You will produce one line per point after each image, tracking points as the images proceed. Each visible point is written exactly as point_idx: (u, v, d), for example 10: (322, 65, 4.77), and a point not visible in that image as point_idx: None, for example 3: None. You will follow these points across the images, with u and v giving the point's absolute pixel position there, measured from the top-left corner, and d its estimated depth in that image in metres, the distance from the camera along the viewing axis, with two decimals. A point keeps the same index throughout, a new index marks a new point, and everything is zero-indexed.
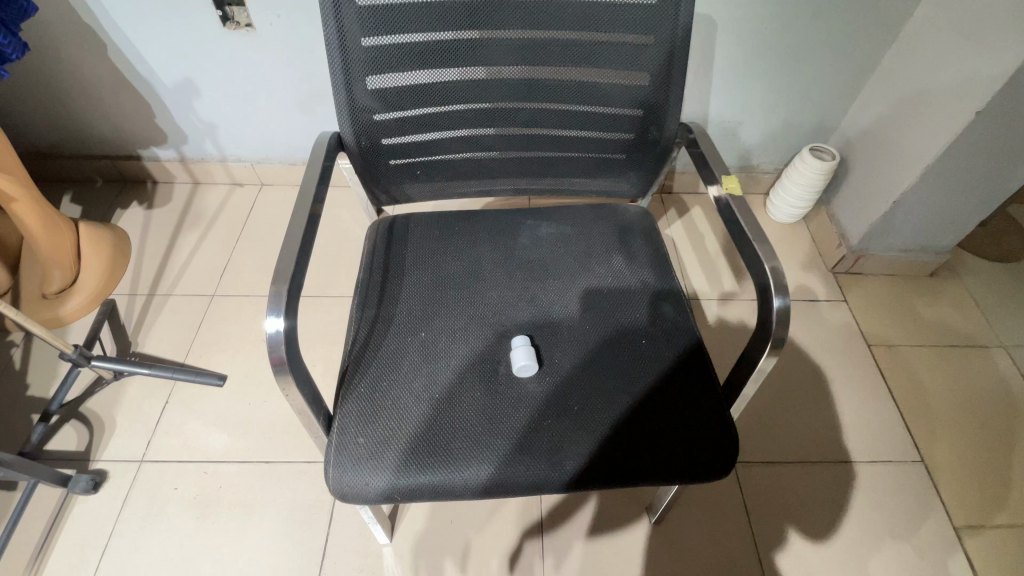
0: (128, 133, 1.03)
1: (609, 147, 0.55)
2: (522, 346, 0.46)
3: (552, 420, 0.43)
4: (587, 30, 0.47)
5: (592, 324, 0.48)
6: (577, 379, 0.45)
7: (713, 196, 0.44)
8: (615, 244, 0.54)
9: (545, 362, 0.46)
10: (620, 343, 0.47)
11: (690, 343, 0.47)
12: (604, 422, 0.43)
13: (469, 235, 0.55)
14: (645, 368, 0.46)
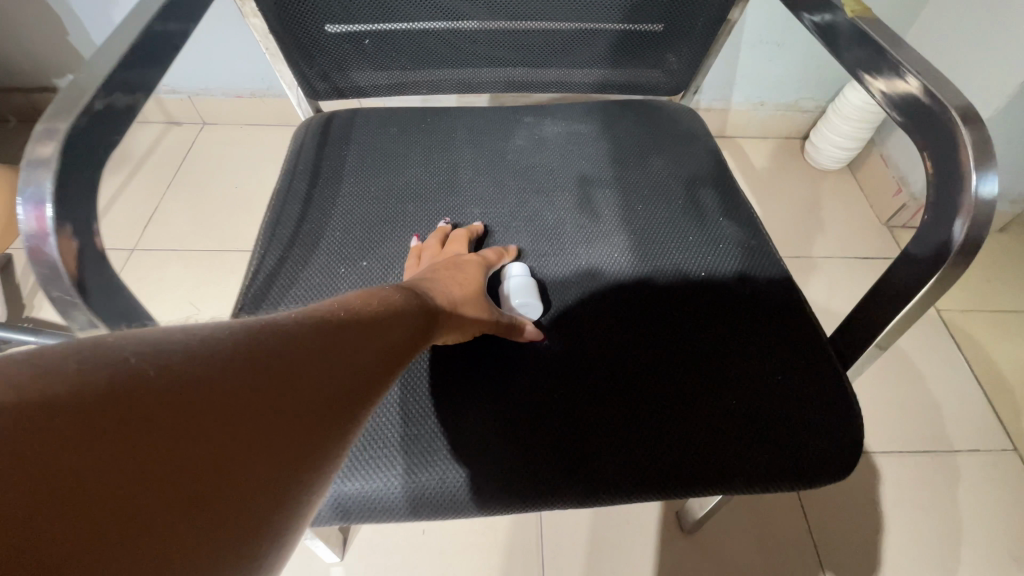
0: (38, 57, 0.85)
1: (645, 10, 0.38)
2: (520, 275, 0.32)
3: (561, 390, 0.28)
4: None
5: (619, 253, 0.33)
6: (599, 332, 0.30)
7: (834, 35, 0.30)
8: (649, 145, 0.39)
9: (549, 308, 0.31)
10: (663, 281, 0.32)
11: (777, 297, 0.31)
12: (642, 397, 0.28)
13: (441, 131, 0.38)
14: (701, 314, 0.30)
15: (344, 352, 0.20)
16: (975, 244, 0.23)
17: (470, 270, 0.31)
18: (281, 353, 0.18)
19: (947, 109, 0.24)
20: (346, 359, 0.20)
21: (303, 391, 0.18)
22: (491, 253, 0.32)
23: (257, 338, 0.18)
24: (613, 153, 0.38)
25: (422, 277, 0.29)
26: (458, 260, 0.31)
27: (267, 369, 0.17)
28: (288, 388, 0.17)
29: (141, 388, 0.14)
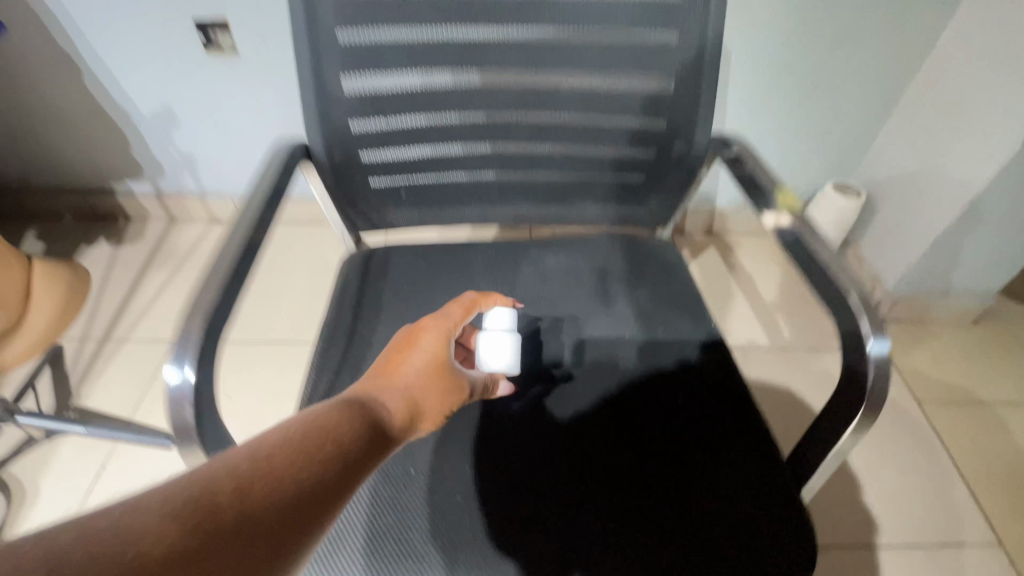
0: (103, 166, 0.96)
1: (628, 166, 0.47)
2: (502, 328, 0.40)
3: (530, 475, 0.35)
4: (600, 30, 0.40)
5: (608, 365, 0.40)
6: (593, 437, 0.37)
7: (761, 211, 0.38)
8: (634, 271, 0.46)
9: (548, 409, 0.38)
10: (646, 391, 0.39)
11: (715, 400, 0.38)
12: (611, 499, 0.34)
13: (463, 264, 0.46)
14: (678, 422, 0.37)
15: (343, 441, 0.26)
16: (882, 395, 0.29)
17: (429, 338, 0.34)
18: (290, 451, 0.24)
19: (842, 291, 0.31)
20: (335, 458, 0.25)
21: (310, 473, 0.24)
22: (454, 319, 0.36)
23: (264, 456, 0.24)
24: (605, 281, 0.46)
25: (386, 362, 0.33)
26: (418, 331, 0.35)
27: (280, 462, 0.24)
28: (297, 475, 0.24)
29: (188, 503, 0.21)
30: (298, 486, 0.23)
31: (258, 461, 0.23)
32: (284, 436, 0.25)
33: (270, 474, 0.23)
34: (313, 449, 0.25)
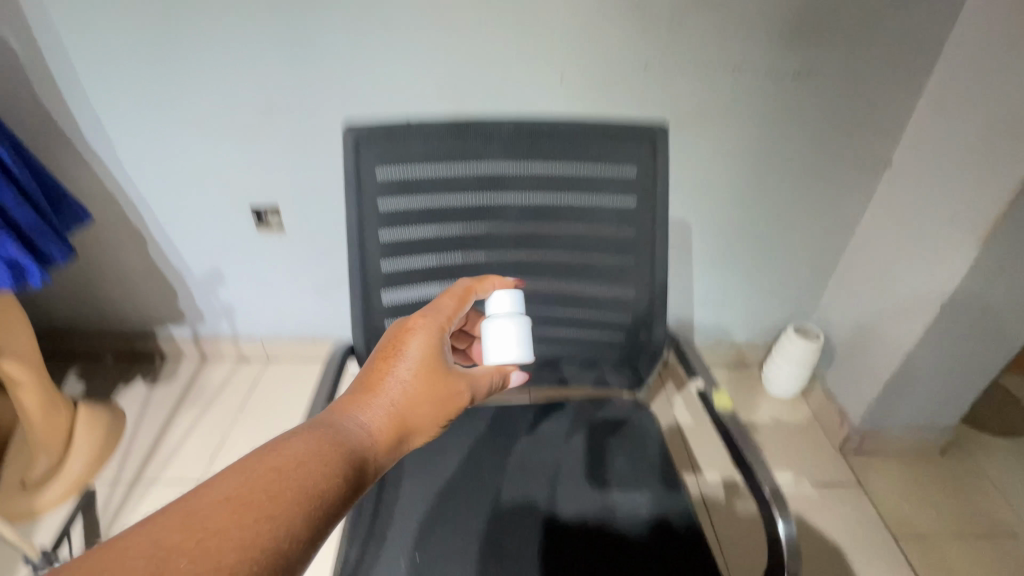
0: (148, 315, 1.08)
1: (604, 345, 0.60)
2: (506, 317, 0.44)
3: None
4: (575, 253, 0.55)
5: (602, 526, 0.53)
6: None
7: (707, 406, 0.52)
8: (623, 444, 0.60)
9: (557, 561, 0.50)
10: (630, 553, 0.51)
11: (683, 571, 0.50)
12: None
13: (466, 438, 0.60)
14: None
15: (305, 472, 0.30)
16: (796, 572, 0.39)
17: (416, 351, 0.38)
18: (231, 512, 0.27)
19: (758, 480, 0.43)
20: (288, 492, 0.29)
21: (261, 530, 0.27)
22: (441, 319, 0.40)
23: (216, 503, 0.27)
24: (598, 451, 0.60)
25: (373, 369, 0.37)
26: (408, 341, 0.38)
27: (220, 527, 0.26)
28: (239, 538, 0.26)
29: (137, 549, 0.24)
30: (240, 549, 0.26)
31: (193, 530, 0.26)
32: (240, 487, 0.28)
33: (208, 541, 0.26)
34: (273, 496, 0.28)
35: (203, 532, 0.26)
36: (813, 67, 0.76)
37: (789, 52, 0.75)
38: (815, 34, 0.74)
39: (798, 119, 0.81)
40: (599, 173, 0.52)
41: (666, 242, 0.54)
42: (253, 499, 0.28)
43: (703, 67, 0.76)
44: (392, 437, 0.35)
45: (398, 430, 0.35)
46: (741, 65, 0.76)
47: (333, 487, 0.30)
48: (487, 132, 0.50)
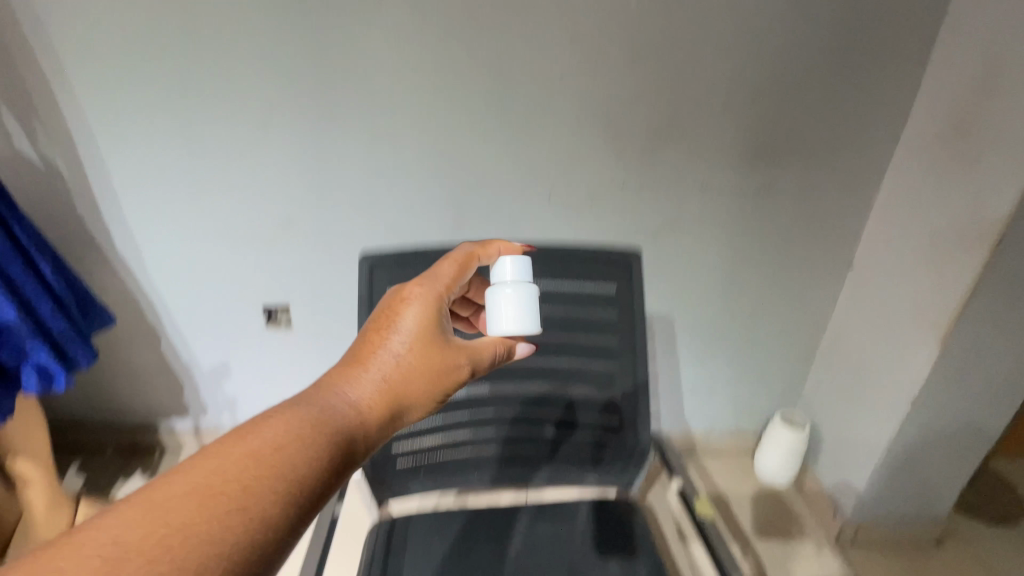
0: (155, 408, 1.11)
1: (594, 445, 0.64)
2: (511, 283, 0.48)
3: None
4: (564, 359, 0.61)
5: None
6: None
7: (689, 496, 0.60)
8: (618, 548, 0.62)
9: None
10: None
11: None
12: None
13: (463, 541, 0.62)
14: None
15: (283, 454, 0.33)
16: None
17: (403, 331, 0.43)
18: (202, 499, 0.30)
19: None
20: (260, 478, 0.32)
21: (242, 507, 0.30)
22: (432, 293, 0.45)
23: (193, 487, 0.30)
24: (593, 555, 0.61)
25: (368, 343, 0.42)
26: (396, 321, 0.44)
27: (192, 513, 0.29)
28: (218, 517, 0.30)
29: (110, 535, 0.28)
30: (219, 526, 0.29)
31: (162, 518, 0.29)
32: (218, 472, 0.31)
33: (184, 523, 0.29)
34: (257, 473, 0.32)
35: (178, 516, 0.29)
36: (772, 183, 0.87)
37: (750, 171, 0.86)
38: (770, 157, 0.85)
39: (762, 227, 0.91)
40: (582, 288, 0.59)
41: (646, 350, 0.60)
42: (225, 488, 0.31)
43: (676, 184, 0.87)
44: (379, 409, 0.39)
45: (386, 402, 0.40)
46: (709, 182, 0.87)
47: (315, 469, 0.34)
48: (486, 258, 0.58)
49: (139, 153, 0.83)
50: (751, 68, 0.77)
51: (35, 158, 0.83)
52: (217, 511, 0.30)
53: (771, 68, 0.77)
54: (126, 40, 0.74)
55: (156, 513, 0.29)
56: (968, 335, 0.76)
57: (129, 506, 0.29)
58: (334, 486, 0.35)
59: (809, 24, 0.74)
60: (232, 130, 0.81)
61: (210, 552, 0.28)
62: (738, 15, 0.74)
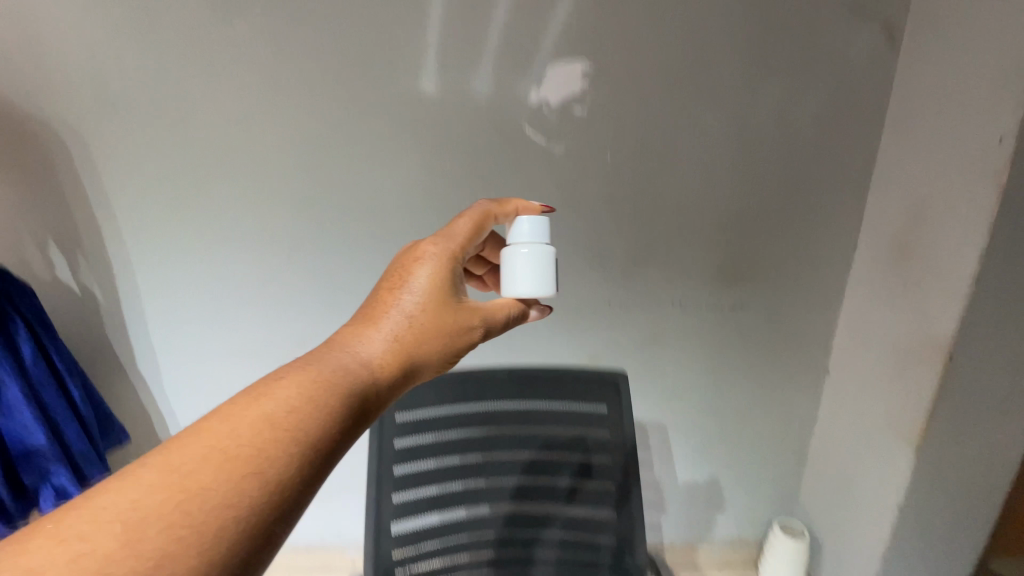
0: None
1: (593, 566, 0.67)
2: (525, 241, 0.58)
3: None
4: (562, 476, 0.67)
5: None
6: None
7: None
8: None
9: None
10: None
11: None
12: None
13: None
14: None
15: (295, 414, 0.40)
16: None
17: (410, 297, 0.51)
18: (220, 461, 0.36)
19: None
20: (272, 437, 0.38)
21: (256, 470, 0.37)
22: (440, 255, 0.54)
23: (213, 450, 0.37)
24: None
25: (386, 300, 0.51)
26: (403, 289, 0.51)
27: (208, 479, 0.35)
28: (232, 480, 0.36)
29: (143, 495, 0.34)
30: (230, 490, 0.35)
31: (185, 481, 0.35)
32: (237, 434, 0.38)
33: (198, 490, 0.35)
34: (269, 436, 0.38)
35: (195, 483, 0.35)
36: (744, 301, 0.97)
37: (722, 292, 0.96)
38: (738, 280, 0.95)
39: (739, 341, 1.00)
40: (575, 408, 0.68)
41: (638, 469, 0.67)
42: (241, 450, 0.37)
43: (656, 303, 0.96)
44: (388, 364, 0.47)
45: (393, 359, 0.48)
46: (687, 300, 0.96)
47: (327, 420, 0.41)
48: (486, 382, 0.67)
49: (173, 281, 0.93)
50: (712, 206, 0.90)
51: (74, 286, 0.91)
52: (236, 465, 0.36)
53: (729, 210, 0.91)
54: (175, 190, 0.86)
55: (181, 474, 0.35)
56: (941, 447, 0.80)
57: (150, 477, 0.35)
58: (346, 439, 0.42)
59: (755, 176, 0.89)
60: (259, 261, 0.92)
61: (230, 501, 0.35)
62: (696, 165, 0.88)
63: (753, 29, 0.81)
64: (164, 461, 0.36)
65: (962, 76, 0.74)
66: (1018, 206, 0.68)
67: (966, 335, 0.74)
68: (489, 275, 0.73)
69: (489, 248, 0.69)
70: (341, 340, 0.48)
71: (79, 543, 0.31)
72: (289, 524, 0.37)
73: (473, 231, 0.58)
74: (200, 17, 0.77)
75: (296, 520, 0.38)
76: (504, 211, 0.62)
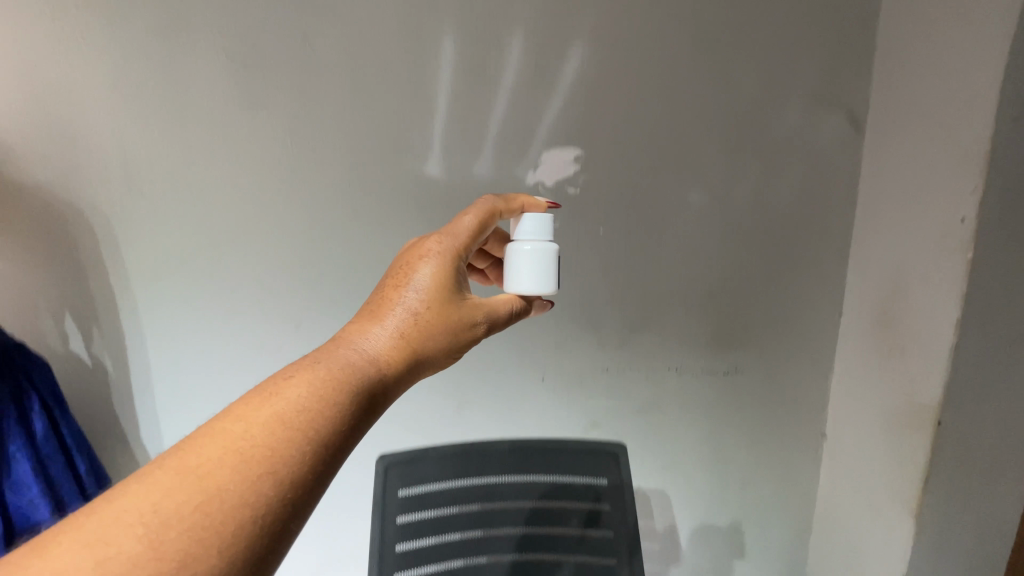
0: None
1: None
2: (528, 240, 0.62)
3: None
4: (562, 552, 0.67)
5: None
6: None
7: None
8: None
9: None
10: None
11: None
12: None
13: None
14: None
15: (306, 409, 0.41)
16: None
17: (415, 296, 0.53)
18: (235, 459, 0.37)
19: None
20: (285, 433, 0.39)
21: (270, 468, 0.38)
22: (443, 255, 0.56)
23: (226, 450, 0.38)
24: None
25: (392, 298, 0.53)
26: (407, 288, 0.53)
27: (225, 478, 0.36)
28: (247, 479, 0.37)
29: (161, 498, 0.35)
30: (246, 489, 0.36)
31: (201, 482, 0.36)
32: (251, 432, 0.39)
33: (215, 490, 0.36)
34: (282, 434, 0.39)
35: (212, 483, 0.36)
36: (738, 366, 1.00)
37: (716, 358, 0.99)
38: (731, 346, 0.99)
39: (737, 407, 1.02)
40: (573, 480, 0.70)
41: (639, 546, 0.67)
42: (256, 448, 0.38)
43: (652, 369, 0.99)
44: (396, 358, 0.49)
45: (400, 355, 0.49)
46: (682, 367, 0.99)
47: (339, 414, 0.42)
48: (487, 456, 0.70)
49: (182, 353, 0.94)
50: (701, 276, 0.95)
51: (85, 359, 0.91)
52: (250, 462, 0.37)
53: (719, 281, 0.95)
54: (189, 266, 0.90)
55: (197, 477, 0.36)
56: (940, 515, 0.81)
57: (166, 479, 0.36)
58: (356, 432, 0.44)
59: (741, 251, 0.94)
60: (269, 333, 0.95)
61: (246, 498, 0.36)
62: (684, 239, 0.93)
63: (729, 118, 0.89)
64: (180, 463, 0.37)
65: (923, 160, 0.81)
66: (984, 281, 0.73)
67: (951, 404, 0.77)
68: (491, 269, 0.76)
69: (492, 242, 0.73)
70: (347, 337, 0.50)
71: (103, 548, 0.32)
72: (304, 517, 0.39)
73: (477, 228, 0.60)
74: (226, 109, 0.83)
75: (309, 512, 0.39)
76: (509, 207, 0.64)
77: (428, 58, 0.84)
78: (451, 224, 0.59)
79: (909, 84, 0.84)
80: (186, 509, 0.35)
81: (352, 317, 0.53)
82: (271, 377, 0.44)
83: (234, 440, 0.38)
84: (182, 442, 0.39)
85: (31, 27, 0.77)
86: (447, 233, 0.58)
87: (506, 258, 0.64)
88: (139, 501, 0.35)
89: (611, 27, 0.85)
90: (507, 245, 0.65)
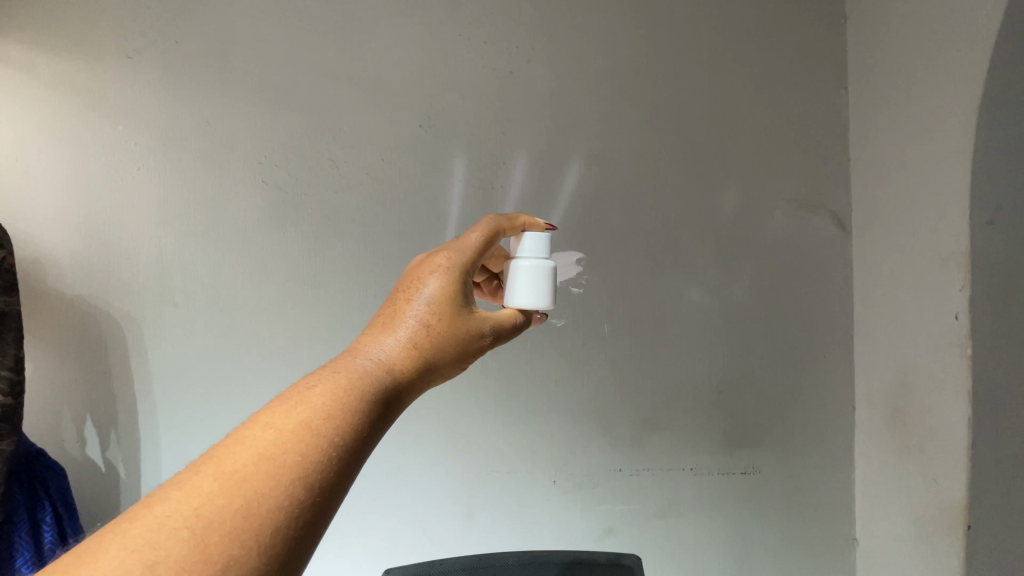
0: None
1: None
2: (528, 254, 0.64)
3: None
4: None
5: None
6: None
7: None
8: None
9: None
10: None
11: None
12: None
13: None
14: None
15: (331, 416, 0.41)
16: None
17: (425, 309, 0.53)
18: (267, 463, 0.37)
19: None
20: (312, 438, 0.40)
21: (300, 473, 0.38)
22: (455, 269, 0.56)
23: (257, 457, 0.38)
24: None
25: (407, 310, 0.53)
26: (418, 300, 0.53)
27: (262, 484, 0.36)
28: (281, 484, 0.37)
29: (201, 505, 0.35)
30: (280, 492, 0.37)
31: (238, 488, 0.36)
32: (280, 437, 0.39)
33: (253, 495, 0.36)
34: (309, 440, 0.39)
35: (250, 488, 0.36)
36: (756, 464, 0.97)
37: (732, 455, 0.97)
38: (747, 442, 0.97)
39: (761, 506, 0.98)
40: None
41: None
42: (283, 454, 0.38)
43: (666, 470, 0.97)
44: (411, 368, 0.49)
45: (414, 365, 0.50)
46: (697, 466, 0.97)
47: (359, 421, 0.43)
48: (497, 569, 0.68)
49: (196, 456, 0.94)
50: (708, 372, 0.96)
51: (100, 463, 0.92)
52: (282, 467, 0.38)
53: (728, 375, 0.96)
54: (207, 370, 0.93)
55: (233, 483, 0.36)
56: None
57: (204, 487, 0.36)
58: (373, 437, 0.44)
59: (747, 344, 0.96)
60: None
61: (280, 502, 0.36)
62: (688, 336, 0.96)
63: (719, 223, 0.95)
64: (216, 470, 0.37)
65: (909, 257, 0.85)
66: (989, 375, 0.74)
67: (978, 503, 0.75)
68: (487, 283, 0.76)
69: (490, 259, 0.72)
70: (362, 348, 0.50)
71: (150, 552, 0.32)
72: (329, 519, 0.39)
73: (483, 244, 0.60)
74: (256, 226, 0.91)
75: (335, 514, 0.39)
76: (513, 226, 0.65)
77: (442, 178, 0.93)
78: (458, 240, 0.60)
79: (885, 191, 0.90)
80: (226, 513, 0.35)
81: (364, 329, 0.53)
82: (294, 385, 0.44)
83: (266, 446, 0.39)
84: (214, 450, 0.39)
85: (94, 159, 0.87)
86: (457, 248, 0.59)
87: (507, 274, 0.65)
88: (179, 509, 0.35)
89: (605, 148, 0.94)
90: (508, 263, 0.66)
